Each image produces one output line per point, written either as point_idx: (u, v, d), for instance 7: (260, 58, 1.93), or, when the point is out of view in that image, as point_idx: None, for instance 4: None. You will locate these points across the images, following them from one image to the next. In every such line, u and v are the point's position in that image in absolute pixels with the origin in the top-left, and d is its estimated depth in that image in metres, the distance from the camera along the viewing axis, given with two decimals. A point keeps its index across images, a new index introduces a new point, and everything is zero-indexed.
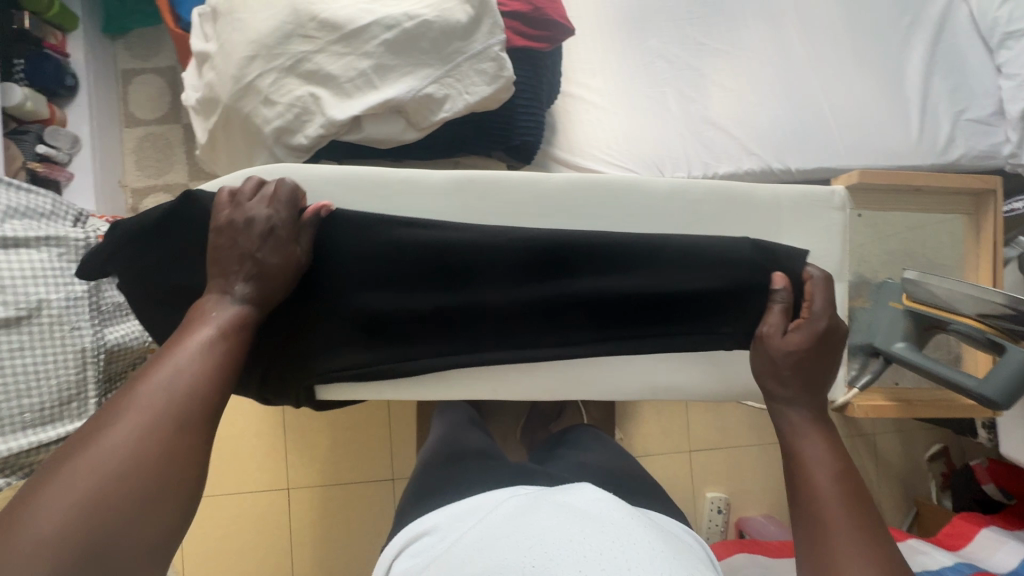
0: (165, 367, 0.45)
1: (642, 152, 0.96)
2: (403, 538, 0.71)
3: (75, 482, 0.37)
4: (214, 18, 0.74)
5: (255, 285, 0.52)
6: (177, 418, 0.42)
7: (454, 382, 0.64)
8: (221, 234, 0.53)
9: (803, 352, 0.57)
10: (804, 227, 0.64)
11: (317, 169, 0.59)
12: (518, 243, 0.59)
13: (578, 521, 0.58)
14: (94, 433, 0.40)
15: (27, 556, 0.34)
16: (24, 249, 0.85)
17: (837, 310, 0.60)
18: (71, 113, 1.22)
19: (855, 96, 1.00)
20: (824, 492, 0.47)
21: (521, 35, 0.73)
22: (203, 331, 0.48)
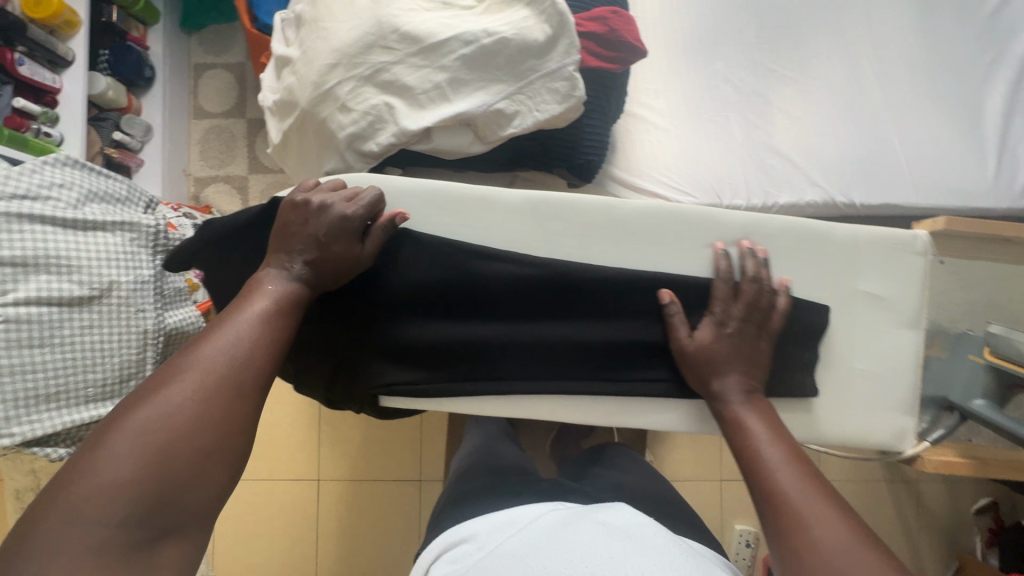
0: (225, 334, 0.48)
1: (701, 177, 0.94)
2: (441, 545, 0.70)
3: (143, 432, 0.41)
4: (297, 24, 0.76)
5: (312, 270, 0.54)
6: (229, 386, 0.45)
7: (500, 411, 0.61)
8: (295, 210, 0.55)
9: (713, 345, 0.57)
10: (882, 270, 0.61)
11: (396, 181, 0.60)
12: (590, 274, 0.59)
13: (619, 543, 0.58)
14: (155, 392, 0.43)
15: (95, 499, 0.38)
16: (101, 232, 0.90)
17: (737, 303, 0.58)
18: (146, 103, 1.28)
19: (927, 132, 0.97)
20: (769, 461, 0.49)
21: (594, 55, 0.73)
22: (259, 305, 0.51)
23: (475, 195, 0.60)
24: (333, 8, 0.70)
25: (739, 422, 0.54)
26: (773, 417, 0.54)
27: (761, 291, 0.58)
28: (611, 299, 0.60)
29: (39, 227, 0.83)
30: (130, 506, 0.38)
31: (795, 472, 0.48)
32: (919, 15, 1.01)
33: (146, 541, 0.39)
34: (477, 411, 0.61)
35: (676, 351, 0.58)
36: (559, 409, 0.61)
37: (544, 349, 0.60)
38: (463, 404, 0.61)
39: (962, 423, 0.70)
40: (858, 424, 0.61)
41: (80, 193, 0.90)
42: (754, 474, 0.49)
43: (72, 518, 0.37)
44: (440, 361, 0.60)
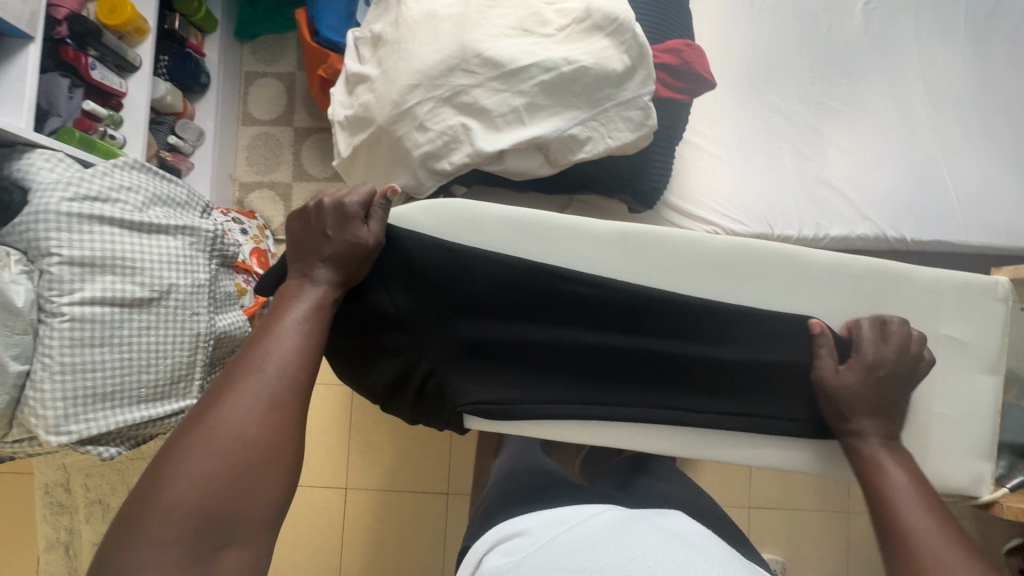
0: (257, 352, 0.50)
1: (753, 207, 0.95)
2: (494, 537, 0.63)
3: (196, 453, 0.44)
4: (375, 44, 0.78)
5: (329, 268, 0.56)
6: (266, 401, 0.48)
7: (585, 435, 0.63)
8: (300, 220, 0.58)
9: (860, 385, 0.59)
10: (960, 313, 0.62)
11: (487, 207, 0.61)
12: (676, 305, 0.61)
13: (689, 548, 0.52)
14: (201, 414, 0.46)
15: (161, 517, 0.41)
16: (163, 235, 0.92)
17: (891, 347, 0.60)
18: (199, 108, 1.31)
19: (977, 170, 0.98)
20: (903, 503, 0.54)
21: (666, 86, 0.75)
22: (291, 315, 0.53)
23: (566, 224, 0.61)
24: (416, 30, 0.72)
25: (878, 466, 0.58)
26: (910, 466, 0.58)
27: (909, 338, 0.60)
28: (693, 328, 0.62)
29: (105, 229, 0.85)
30: (190, 520, 0.42)
31: (929, 518, 0.52)
32: (971, 55, 1.03)
33: (208, 553, 0.42)
34: (561, 435, 0.63)
35: (820, 384, 0.61)
36: (639, 436, 0.63)
37: (626, 372, 0.63)
38: (548, 426, 0.63)
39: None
40: (928, 464, 0.62)
41: (145, 197, 0.92)
42: (883, 513, 0.54)
43: (144, 536, 0.41)
44: (526, 381, 0.62)
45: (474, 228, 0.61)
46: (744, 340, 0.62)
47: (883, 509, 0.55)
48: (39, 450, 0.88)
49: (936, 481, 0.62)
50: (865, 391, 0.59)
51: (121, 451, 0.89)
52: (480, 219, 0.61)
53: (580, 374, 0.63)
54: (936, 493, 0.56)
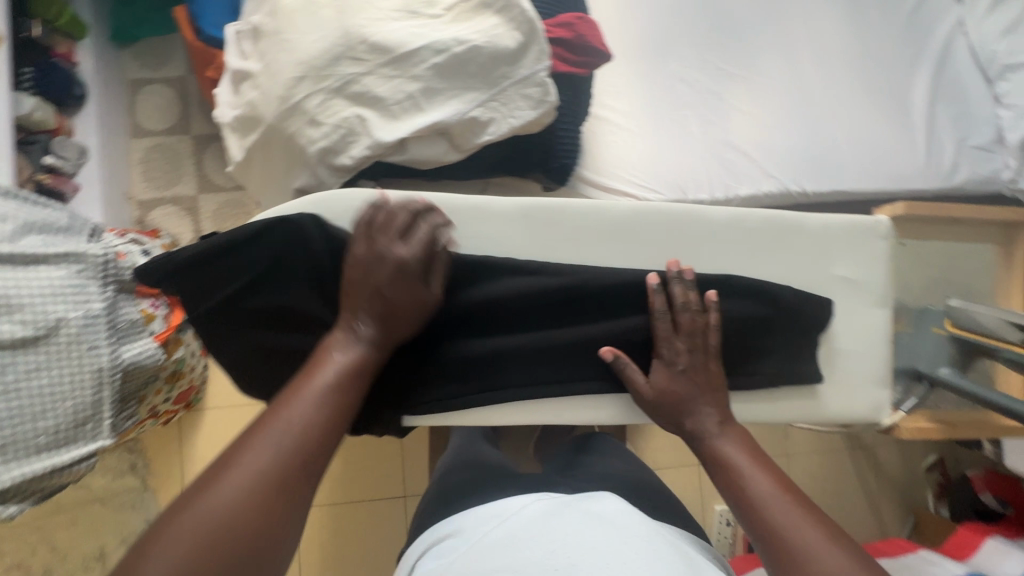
0: (278, 419, 0.46)
1: (666, 174, 0.97)
2: (427, 540, 0.63)
3: (192, 529, 0.39)
4: (255, 37, 0.73)
5: (378, 324, 0.53)
6: (274, 477, 0.43)
7: (528, 417, 0.62)
8: (356, 266, 0.53)
9: (670, 386, 0.58)
10: (857, 252, 0.65)
11: (384, 195, 0.59)
12: (586, 274, 0.60)
13: (613, 537, 0.51)
14: (210, 483, 0.42)
15: None
16: (44, 266, 0.83)
17: (683, 333, 0.59)
18: (78, 122, 1.18)
19: (864, 121, 1.04)
20: (757, 492, 0.51)
21: (562, 60, 0.75)
22: (320, 378, 0.49)
23: (467, 205, 0.60)
24: (295, 19, 0.67)
25: (723, 460, 0.55)
26: (750, 441, 0.56)
27: (694, 317, 0.59)
28: (602, 301, 0.61)
29: None
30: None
31: (784, 502, 0.49)
32: (849, 13, 1.09)
33: None
34: (508, 420, 0.62)
35: (640, 402, 0.60)
36: (566, 411, 0.62)
37: (542, 355, 0.61)
38: (474, 415, 0.61)
39: (930, 392, 0.74)
40: (836, 397, 0.64)
41: (15, 225, 0.82)
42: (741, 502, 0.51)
43: None
44: (475, 373, 0.60)
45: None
46: (653, 308, 0.62)
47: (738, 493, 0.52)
48: None
49: (843, 412, 0.64)
50: (676, 391, 0.58)
51: (25, 508, 0.82)
52: (377, 209, 0.59)
53: (499, 362, 0.60)
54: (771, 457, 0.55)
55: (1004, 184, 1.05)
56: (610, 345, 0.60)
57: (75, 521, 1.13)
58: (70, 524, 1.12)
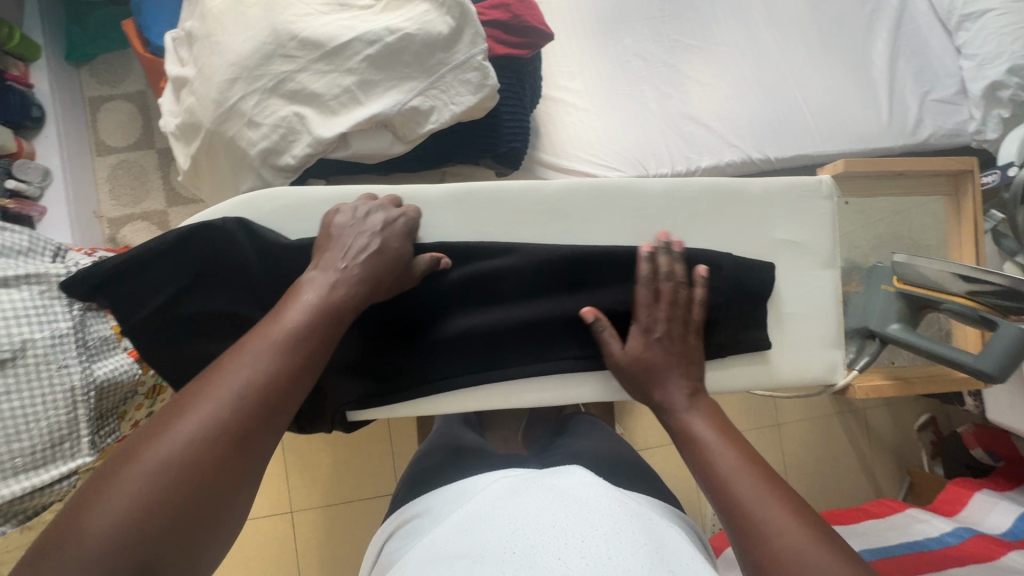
0: (241, 362, 0.42)
1: (626, 151, 0.96)
2: (397, 520, 0.64)
3: (140, 479, 0.36)
4: (189, 42, 0.72)
5: (368, 262, 0.52)
6: (237, 423, 0.40)
7: (478, 403, 0.62)
8: (345, 217, 0.55)
9: (644, 352, 0.58)
10: (803, 213, 0.64)
11: (309, 192, 0.61)
12: (515, 255, 0.61)
13: (571, 513, 0.50)
14: (160, 431, 0.38)
15: (80, 557, 0.33)
16: (6, 287, 0.82)
17: (663, 303, 0.59)
18: (39, 144, 1.18)
19: (824, 83, 1.03)
20: (720, 470, 0.48)
21: (501, 43, 0.74)
22: (294, 315, 0.46)
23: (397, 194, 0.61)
24: (224, 20, 0.67)
25: (690, 438, 0.52)
26: (721, 419, 0.54)
27: (677, 289, 0.59)
28: (536, 281, 0.62)
29: None
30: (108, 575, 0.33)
31: (748, 479, 0.46)
32: None
33: None
34: (457, 406, 0.61)
35: (615, 367, 0.59)
36: (511, 394, 0.62)
37: (479, 339, 0.61)
38: (418, 405, 0.61)
39: (883, 348, 0.75)
40: (787, 361, 0.63)
41: None
42: (707, 482, 0.48)
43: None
44: (419, 361, 0.60)
45: (299, 214, 0.60)
46: (591, 285, 0.62)
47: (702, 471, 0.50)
48: None
49: (798, 375, 0.64)
50: (654, 358, 0.57)
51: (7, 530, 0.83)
52: (306, 206, 0.61)
53: (437, 351, 0.61)
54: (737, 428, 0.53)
55: (970, 137, 1.02)
56: (590, 307, 0.60)
57: None
58: None
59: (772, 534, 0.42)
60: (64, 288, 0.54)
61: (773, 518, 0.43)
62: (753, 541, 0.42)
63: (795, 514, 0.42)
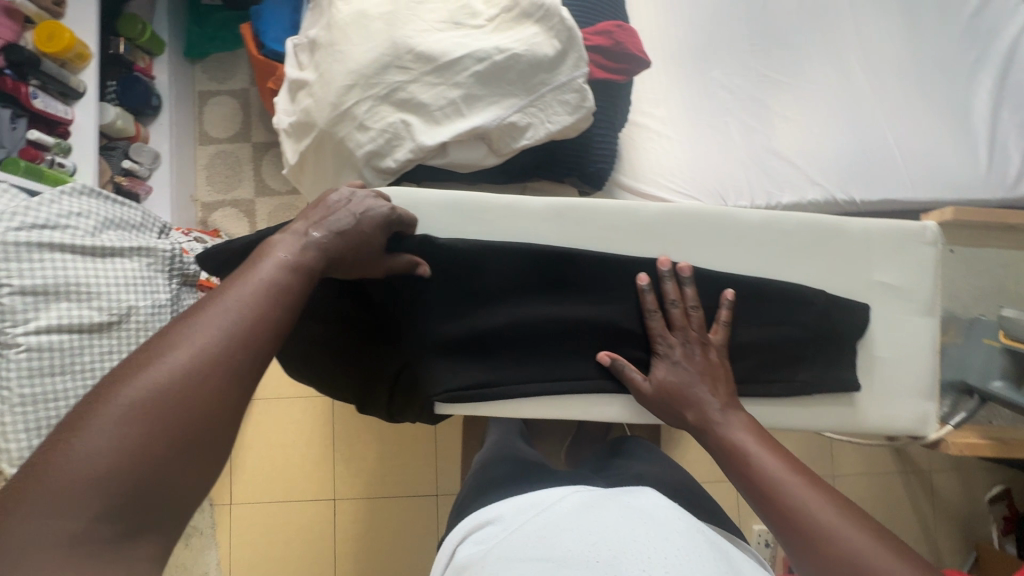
0: (226, 300, 0.41)
1: (706, 181, 0.97)
2: (469, 526, 0.65)
3: (129, 409, 0.35)
4: (312, 49, 0.79)
5: (335, 239, 0.50)
6: (225, 360, 0.38)
7: (560, 411, 0.63)
8: (338, 194, 0.54)
9: (668, 381, 0.59)
10: (902, 258, 0.62)
11: (422, 193, 0.60)
12: (608, 271, 0.61)
13: (645, 533, 0.51)
14: (145, 362, 0.37)
15: (76, 483, 0.32)
16: (119, 257, 0.90)
17: (676, 329, 0.60)
18: (153, 130, 1.30)
19: (917, 128, 1.00)
20: (773, 475, 0.51)
21: (600, 67, 0.76)
22: (272, 268, 0.45)
23: (502, 203, 0.62)
24: (348, 31, 0.72)
25: (737, 449, 0.55)
26: (761, 430, 0.56)
27: (688, 315, 0.60)
28: (625, 298, 0.62)
29: (58, 256, 0.84)
30: (110, 493, 0.33)
31: (801, 484, 0.50)
32: (903, 17, 1.06)
33: (128, 533, 0.33)
34: (540, 413, 0.63)
35: (648, 400, 0.60)
36: (594, 406, 0.63)
37: (570, 349, 0.63)
38: (508, 406, 0.63)
39: (982, 406, 0.74)
40: (874, 409, 0.62)
41: (97, 221, 0.90)
42: (759, 488, 0.52)
43: (43, 508, 0.32)
44: (508, 365, 0.62)
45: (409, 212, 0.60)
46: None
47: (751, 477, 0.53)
48: None
49: (885, 424, 0.62)
50: (677, 387, 0.59)
51: None
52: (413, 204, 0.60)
53: (528, 355, 0.62)
54: (776, 437, 0.56)
55: None
56: (607, 351, 0.62)
57: None
58: None
59: (841, 546, 0.45)
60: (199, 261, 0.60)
61: (835, 521, 0.47)
62: (814, 543, 0.46)
63: (858, 521, 0.47)
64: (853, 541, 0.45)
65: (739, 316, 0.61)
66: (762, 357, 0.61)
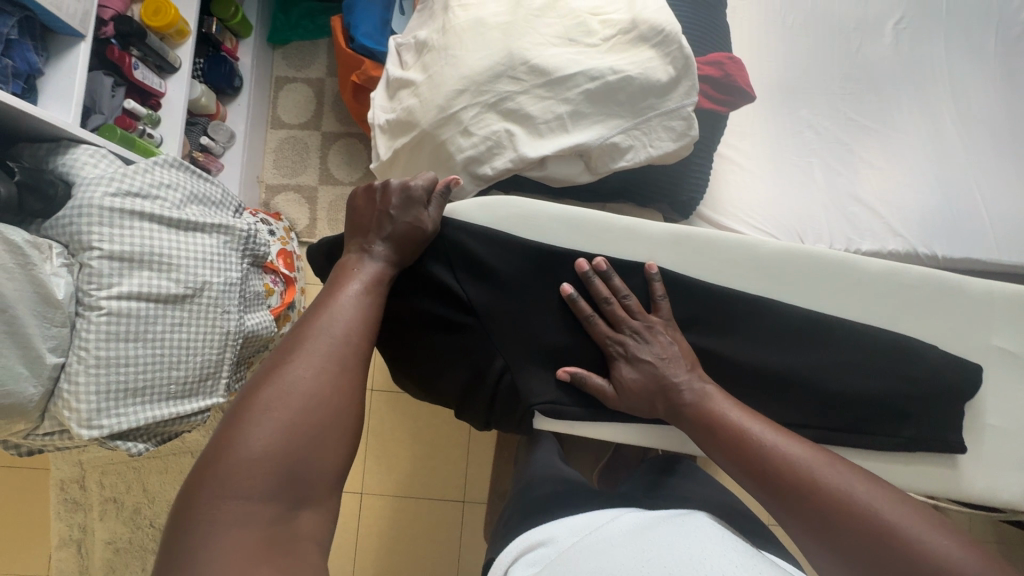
0: (327, 315, 0.52)
1: (785, 220, 0.95)
2: (518, 547, 0.62)
3: (275, 408, 0.45)
4: (420, 51, 0.80)
5: (390, 244, 0.58)
6: (336, 363, 0.50)
7: (644, 436, 0.66)
8: (365, 198, 0.60)
9: (635, 381, 0.60)
10: (1010, 325, 0.62)
11: (542, 208, 0.64)
12: (716, 303, 0.62)
13: (725, 542, 0.49)
14: (277, 371, 0.48)
15: (246, 468, 0.42)
16: (199, 233, 0.92)
17: (617, 320, 0.62)
18: (231, 110, 1.33)
19: (1005, 189, 0.98)
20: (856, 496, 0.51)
21: (707, 98, 0.76)
22: (353, 285, 0.55)
23: (620, 224, 0.63)
24: (463, 37, 0.73)
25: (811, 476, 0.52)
26: (815, 446, 0.55)
27: (617, 306, 0.62)
28: (728, 333, 0.63)
29: (145, 224, 0.85)
30: (271, 473, 0.43)
31: (877, 494, 0.51)
32: (1000, 76, 1.04)
33: (288, 508, 0.43)
34: (624, 436, 0.66)
35: (634, 402, 0.61)
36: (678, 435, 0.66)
37: None
38: (596, 427, 0.65)
39: None
40: (981, 474, 0.62)
41: (182, 194, 0.92)
42: (848, 514, 0.50)
43: (225, 490, 0.41)
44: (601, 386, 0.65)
45: (527, 223, 0.64)
46: (783, 345, 0.62)
47: (829, 501, 0.51)
48: (69, 444, 0.86)
49: (988, 493, 0.62)
50: (643, 386, 0.60)
51: (148, 447, 0.88)
52: (537, 219, 0.64)
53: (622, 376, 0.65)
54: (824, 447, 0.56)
55: None
56: (567, 368, 0.63)
57: (166, 466, 1.22)
58: (163, 469, 1.21)
59: (932, 554, 0.47)
60: (315, 253, 0.67)
61: (923, 528, 0.49)
62: (917, 558, 0.47)
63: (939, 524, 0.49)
64: (899, 524, 0.49)
65: (841, 365, 0.61)
66: (855, 406, 0.61)
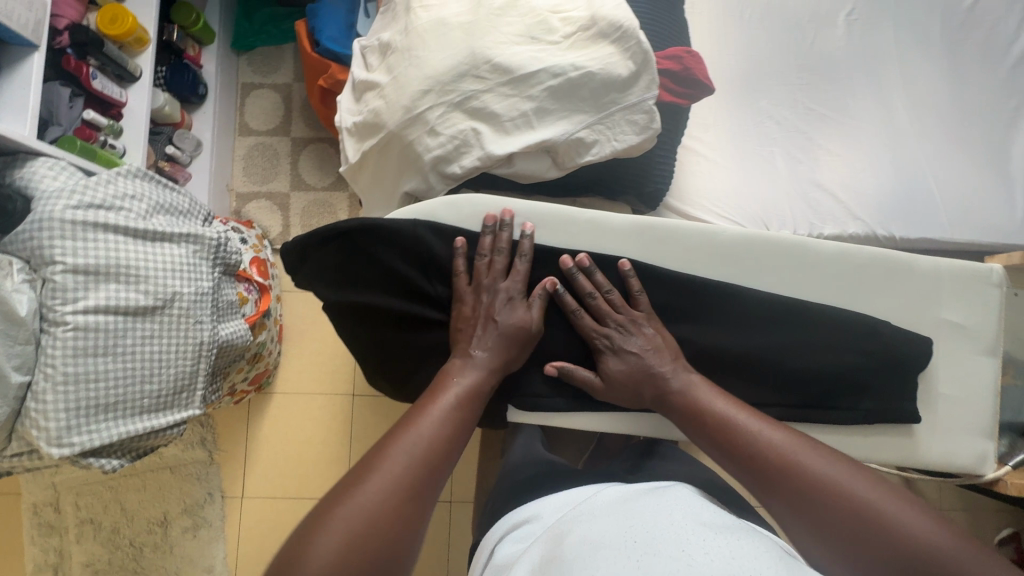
0: (409, 437, 0.53)
1: (750, 208, 0.98)
2: (505, 526, 0.63)
3: (341, 526, 0.46)
4: (385, 53, 0.80)
5: (491, 353, 0.61)
6: (403, 487, 0.50)
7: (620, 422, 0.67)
8: (468, 304, 0.63)
9: (621, 371, 0.62)
10: (959, 298, 0.65)
11: (510, 203, 0.65)
12: (682, 290, 0.64)
13: (705, 510, 0.51)
14: (350, 491, 0.49)
15: None
16: (168, 243, 0.89)
17: (602, 314, 0.63)
18: (196, 118, 1.31)
19: (955, 170, 1.03)
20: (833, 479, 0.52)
21: (668, 91, 0.78)
22: (445, 398, 0.57)
23: (587, 217, 0.65)
24: (426, 38, 0.74)
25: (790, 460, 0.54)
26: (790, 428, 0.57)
27: (601, 300, 0.63)
28: (695, 319, 0.65)
29: (110, 236, 0.82)
30: None
31: (860, 481, 0.52)
32: (946, 63, 1.09)
33: None
34: (601, 423, 0.67)
35: (623, 392, 0.63)
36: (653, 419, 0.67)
37: None
38: (571, 416, 0.67)
39: None
40: (937, 442, 0.65)
41: (148, 205, 0.90)
42: (824, 496, 0.51)
43: None
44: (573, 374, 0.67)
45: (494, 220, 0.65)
46: (748, 328, 0.64)
47: (799, 478, 0.53)
48: (43, 463, 0.84)
49: (945, 459, 0.65)
50: (630, 375, 0.62)
51: (123, 464, 0.86)
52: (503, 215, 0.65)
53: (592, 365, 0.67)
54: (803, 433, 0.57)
55: None
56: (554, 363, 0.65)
57: (144, 483, 1.20)
58: (140, 487, 1.19)
59: (903, 534, 0.48)
60: (283, 257, 0.67)
61: (896, 509, 0.50)
62: (886, 537, 0.48)
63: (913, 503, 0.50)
64: (871, 502, 0.50)
65: (804, 344, 0.64)
66: (820, 383, 0.64)
